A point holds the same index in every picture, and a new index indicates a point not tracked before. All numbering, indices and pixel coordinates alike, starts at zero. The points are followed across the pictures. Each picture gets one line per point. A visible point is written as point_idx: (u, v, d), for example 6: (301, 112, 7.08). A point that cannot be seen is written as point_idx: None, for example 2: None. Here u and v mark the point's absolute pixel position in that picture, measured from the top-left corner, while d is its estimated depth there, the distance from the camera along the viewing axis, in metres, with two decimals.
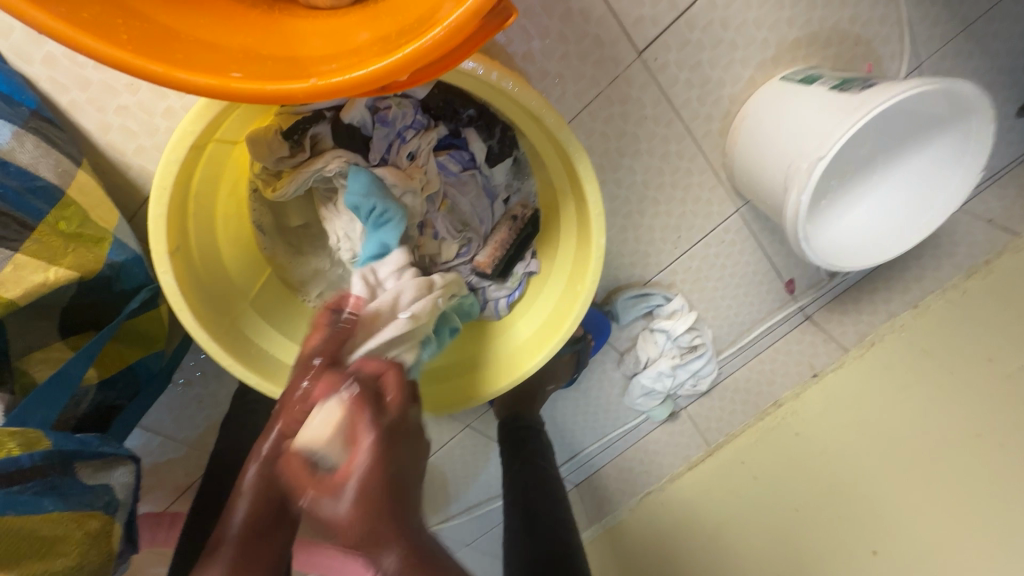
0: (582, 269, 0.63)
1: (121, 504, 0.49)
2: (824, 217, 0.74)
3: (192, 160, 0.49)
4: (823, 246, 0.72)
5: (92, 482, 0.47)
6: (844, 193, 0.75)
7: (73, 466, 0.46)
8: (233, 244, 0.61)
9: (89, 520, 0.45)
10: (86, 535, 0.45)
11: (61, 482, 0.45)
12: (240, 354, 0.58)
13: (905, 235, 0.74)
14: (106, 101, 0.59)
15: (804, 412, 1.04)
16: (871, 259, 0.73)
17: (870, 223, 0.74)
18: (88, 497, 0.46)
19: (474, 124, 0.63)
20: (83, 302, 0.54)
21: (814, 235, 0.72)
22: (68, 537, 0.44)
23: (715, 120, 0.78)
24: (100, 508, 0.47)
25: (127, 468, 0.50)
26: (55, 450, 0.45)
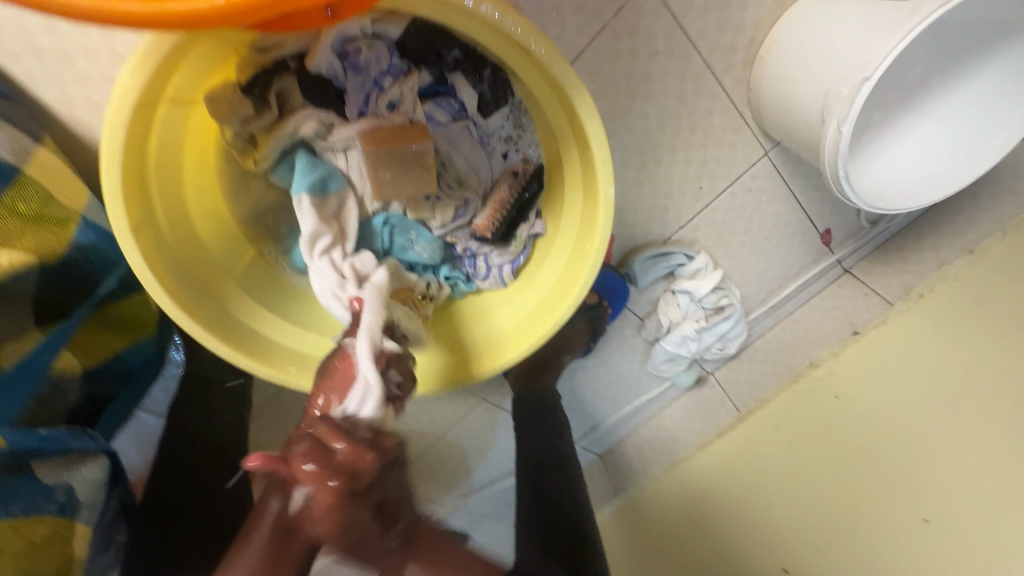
0: (591, 224, 0.56)
1: (85, 503, 0.47)
2: (868, 154, 0.65)
3: (142, 123, 0.44)
4: (866, 187, 0.64)
5: (52, 480, 0.44)
6: (891, 123, 0.65)
7: (29, 465, 0.43)
8: (211, 222, 0.57)
9: (31, 528, 0.42)
10: (29, 544, 0.42)
11: (13, 484, 0.42)
12: (228, 337, 0.54)
13: (967, 165, 0.65)
14: (63, 69, 0.54)
15: (842, 373, 0.96)
16: (928, 197, 0.64)
17: (919, 160, 0.65)
18: (44, 497, 0.43)
19: (460, 68, 0.54)
20: (51, 288, 0.50)
21: (855, 174, 0.63)
22: (5, 549, 0.40)
23: (739, 51, 0.69)
24: (53, 511, 0.44)
25: (97, 464, 0.48)
26: (9, 450, 0.42)
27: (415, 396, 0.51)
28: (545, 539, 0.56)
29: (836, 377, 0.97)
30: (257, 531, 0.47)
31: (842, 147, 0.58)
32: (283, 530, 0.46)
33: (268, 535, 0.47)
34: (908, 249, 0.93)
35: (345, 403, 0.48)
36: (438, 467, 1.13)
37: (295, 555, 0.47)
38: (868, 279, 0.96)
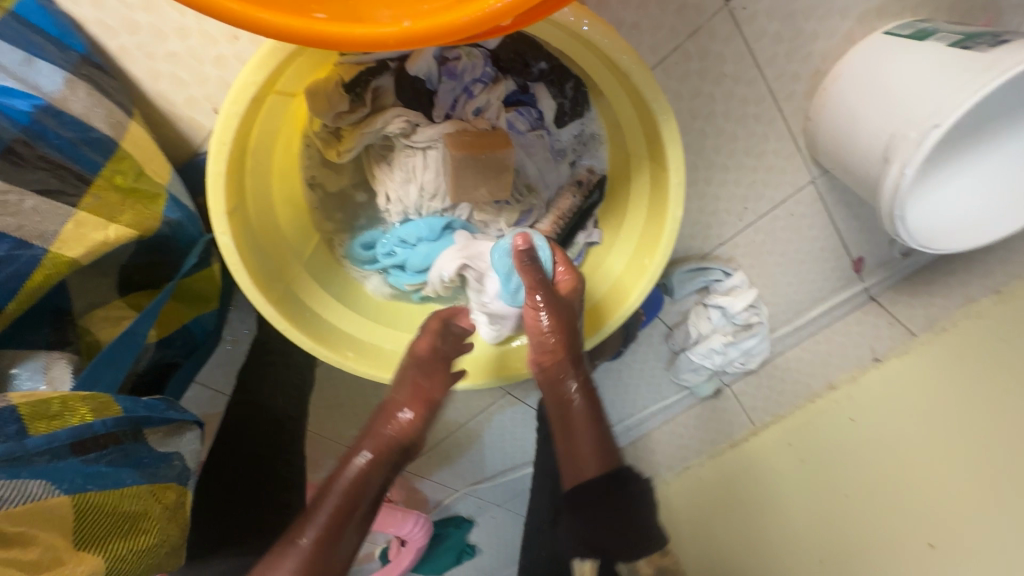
0: (653, 240, 0.58)
1: (191, 472, 0.52)
2: (932, 186, 0.65)
3: (252, 113, 0.45)
4: (922, 223, 0.65)
5: (163, 448, 0.49)
6: (955, 160, 0.65)
7: (141, 432, 0.47)
8: (288, 207, 0.59)
9: (165, 494, 0.47)
10: (162, 509, 0.47)
11: (134, 448, 0.46)
12: (295, 317, 0.57)
13: (1022, 210, 0.66)
14: (156, 46, 0.56)
15: (859, 398, 0.99)
16: (973, 238, 0.66)
17: (977, 200, 0.66)
18: (162, 467, 0.48)
19: (545, 79, 0.56)
20: (139, 261, 0.52)
21: (915, 208, 0.64)
22: (149, 512, 0.45)
23: (802, 80, 0.70)
24: (173, 480, 0.49)
25: (193, 434, 0.52)
26: (125, 417, 0.45)
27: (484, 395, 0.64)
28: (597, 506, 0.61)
29: (852, 400, 1.00)
30: (334, 490, 0.57)
31: (904, 188, 0.59)
32: (360, 492, 0.58)
33: (354, 486, 0.58)
34: (936, 282, 0.95)
35: (427, 390, 0.62)
36: (453, 453, 1.17)
37: (351, 529, 0.56)
38: (892, 308, 0.98)
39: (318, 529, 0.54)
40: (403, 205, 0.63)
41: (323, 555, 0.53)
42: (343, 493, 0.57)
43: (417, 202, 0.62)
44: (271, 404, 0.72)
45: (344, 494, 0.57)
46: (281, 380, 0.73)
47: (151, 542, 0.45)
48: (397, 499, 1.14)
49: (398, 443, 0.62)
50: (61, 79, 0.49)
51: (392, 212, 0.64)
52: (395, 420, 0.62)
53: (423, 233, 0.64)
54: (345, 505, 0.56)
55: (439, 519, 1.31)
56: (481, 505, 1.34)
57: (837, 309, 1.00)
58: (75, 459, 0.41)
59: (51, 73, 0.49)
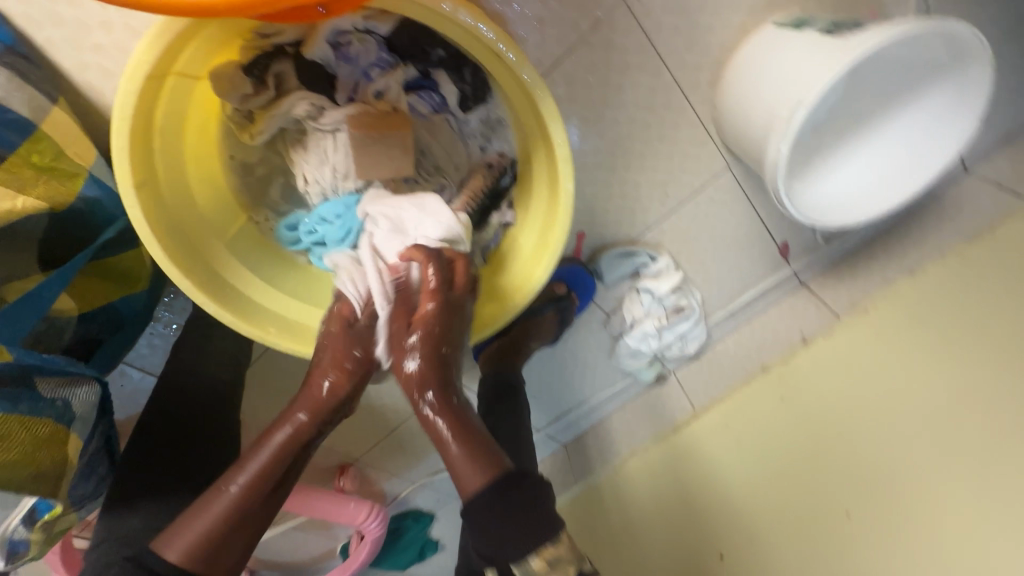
0: (553, 216, 0.63)
1: (78, 417, 0.52)
2: (815, 173, 0.73)
3: (151, 91, 0.49)
4: (811, 201, 0.71)
5: (52, 395, 0.49)
6: (839, 148, 0.74)
7: (33, 380, 0.48)
8: (208, 188, 0.62)
9: (35, 424, 0.48)
10: (32, 438, 0.47)
11: (21, 392, 0.47)
12: (212, 290, 0.60)
13: (902, 184, 0.71)
14: (82, 38, 0.60)
15: (791, 378, 1.02)
16: (860, 214, 0.71)
17: (863, 181, 0.73)
18: (43, 404, 0.49)
19: (444, 66, 0.60)
20: (56, 234, 0.56)
21: (802, 190, 0.71)
22: (13, 436, 0.46)
23: (705, 70, 0.75)
24: (51, 415, 0.49)
25: (91, 387, 0.53)
26: (16, 364, 0.47)
27: (439, 348, 0.56)
28: (506, 513, 0.51)
29: (784, 380, 1.02)
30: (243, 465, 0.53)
31: (782, 163, 0.64)
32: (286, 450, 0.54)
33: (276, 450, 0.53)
34: (858, 266, 0.99)
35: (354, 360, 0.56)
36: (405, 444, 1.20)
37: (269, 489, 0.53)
38: (819, 292, 1.04)
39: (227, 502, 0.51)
40: (320, 186, 0.67)
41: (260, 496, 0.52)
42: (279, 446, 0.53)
43: (331, 183, 0.66)
44: (205, 375, 0.74)
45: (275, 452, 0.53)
46: (216, 354, 0.76)
47: (18, 463, 0.47)
48: (350, 490, 1.17)
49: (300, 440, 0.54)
50: None
51: (312, 193, 0.68)
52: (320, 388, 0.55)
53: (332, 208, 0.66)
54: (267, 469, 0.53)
55: (398, 512, 1.33)
56: (440, 498, 1.37)
57: (768, 296, 1.06)
58: None
59: None
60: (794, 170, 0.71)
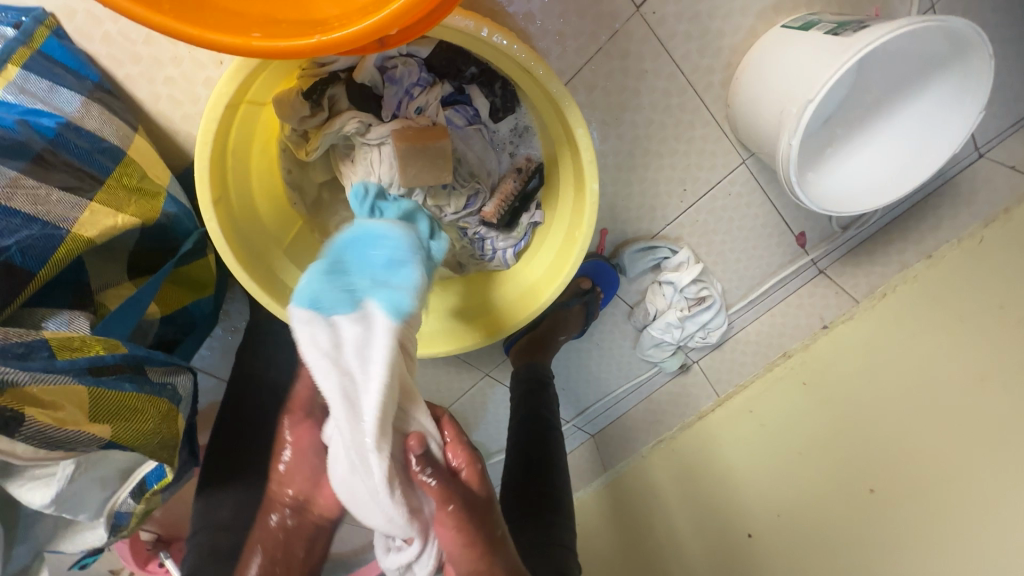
0: (580, 215, 0.68)
1: (182, 400, 0.60)
2: (828, 164, 0.78)
3: (228, 118, 0.56)
4: (821, 191, 0.75)
5: (160, 380, 0.57)
6: (851, 139, 0.78)
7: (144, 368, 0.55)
8: (269, 201, 0.69)
9: (159, 400, 0.55)
10: (157, 411, 0.55)
11: (138, 377, 0.54)
12: (276, 294, 0.67)
13: (914, 173, 0.75)
14: (156, 73, 0.67)
15: (813, 363, 1.05)
16: (864, 204, 0.75)
17: (871, 170, 0.77)
18: (157, 386, 0.56)
19: (476, 81, 0.68)
20: (143, 247, 0.63)
21: (816, 181, 0.76)
22: (146, 409, 0.54)
23: (717, 72, 0.80)
24: (165, 396, 0.56)
25: (187, 376, 0.61)
26: (131, 355, 0.54)
27: (478, 502, 0.61)
28: None
29: (807, 366, 1.06)
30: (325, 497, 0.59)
31: (793, 158, 0.69)
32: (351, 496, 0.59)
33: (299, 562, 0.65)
34: (877, 253, 1.04)
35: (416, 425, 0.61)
36: None
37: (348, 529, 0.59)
38: (838, 279, 1.06)
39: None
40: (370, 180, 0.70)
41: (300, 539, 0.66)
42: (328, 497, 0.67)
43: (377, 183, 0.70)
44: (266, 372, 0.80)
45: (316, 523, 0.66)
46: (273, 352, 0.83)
47: (147, 431, 0.53)
48: None
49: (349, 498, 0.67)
50: (78, 102, 0.61)
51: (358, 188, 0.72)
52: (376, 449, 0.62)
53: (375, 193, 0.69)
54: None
55: None
56: None
57: (789, 283, 1.08)
58: (91, 379, 0.50)
59: (70, 97, 0.60)
60: (806, 163, 0.77)
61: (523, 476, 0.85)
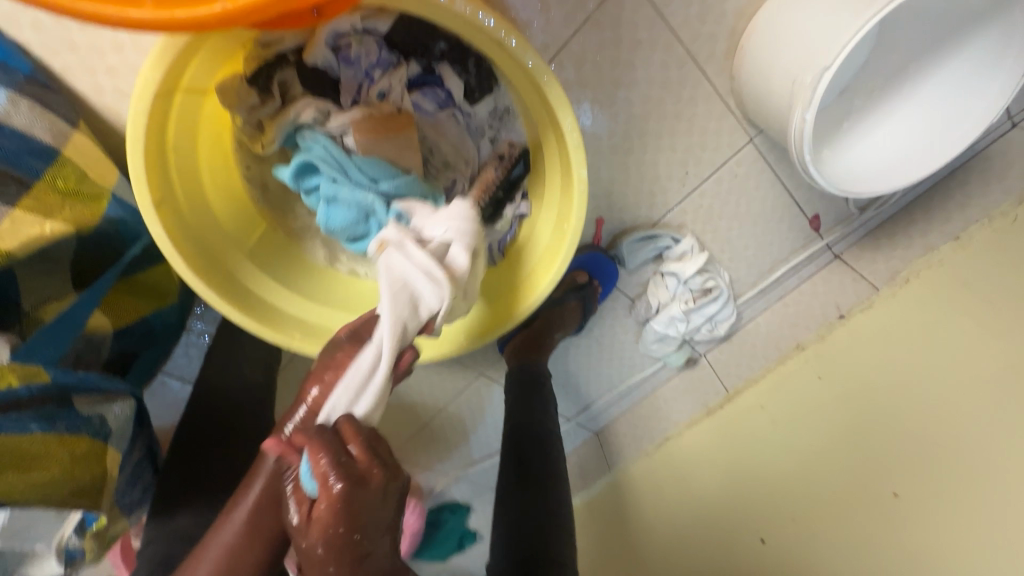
0: (568, 205, 0.61)
1: (115, 433, 0.54)
2: (843, 141, 0.70)
3: (162, 109, 0.50)
4: (838, 169, 0.68)
5: (89, 412, 0.52)
6: (869, 112, 0.70)
7: (71, 398, 0.51)
8: (224, 200, 0.63)
9: (72, 442, 0.49)
10: (71, 455, 0.49)
11: (59, 411, 0.49)
12: (237, 302, 0.61)
13: (950, 141, 0.66)
14: (95, 62, 0.61)
15: (829, 356, 0.98)
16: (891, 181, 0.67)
17: (896, 144, 0.69)
18: (81, 422, 0.51)
19: (446, 59, 0.60)
20: (87, 255, 0.57)
21: (829, 159, 0.68)
22: (53, 455, 0.48)
23: (720, 40, 0.72)
24: (89, 433, 0.51)
25: (125, 403, 0.56)
26: (54, 384, 0.49)
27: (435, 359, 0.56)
28: None
29: (822, 359, 0.99)
30: (247, 492, 0.54)
31: (808, 133, 0.61)
32: (278, 486, 0.53)
33: (260, 495, 0.53)
34: (897, 234, 0.95)
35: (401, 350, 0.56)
36: (437, 439, 1.21)
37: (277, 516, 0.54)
38: (856, 265, 0.98)
39: (241, 522, 0.53)
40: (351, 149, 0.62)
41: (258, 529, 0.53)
42: (258, 496, 0.53)
43: None
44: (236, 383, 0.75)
45: (262, 495, 0.53)
46: (246, 360, 0.78)
47: (59, 480, 0.48)
48: None
49: None
50: (5, 97, 0.55)
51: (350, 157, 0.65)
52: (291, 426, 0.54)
53: (330, 152, 0.60)
54: (264, 506, 0.54)
55: (434, 505, 1.36)
56: (475, 490, 1.40)
57: (802, 270, 1.01)
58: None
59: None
60: (820, 136, 0.69)
61: (515, 476, 0.80)
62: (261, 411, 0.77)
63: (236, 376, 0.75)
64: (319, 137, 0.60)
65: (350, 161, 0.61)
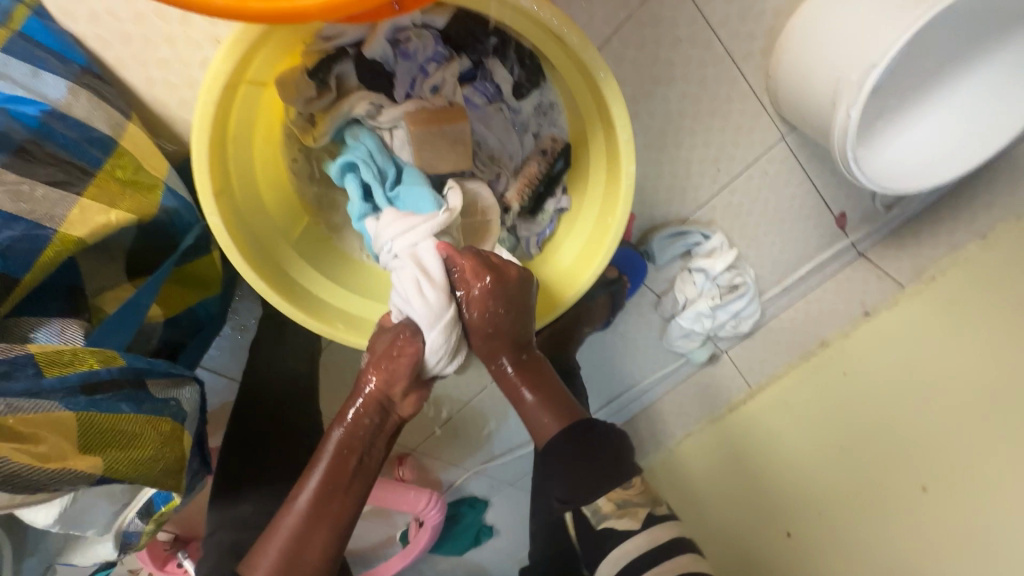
0: (613, 200, 0.62)
1: (188, 416, 0.55)
2: (902, 125, 0.70)
3: (227, 102, 0.51)
4: (894, 166, 0.70)
5: (163, 395, 0.53)
6: (919, 98, 0.69)
7: (145, 381, 0.52)
8: (274, 190, 0.64)
9: (159, 423, 0.51)
10: (157, 437, 0.51)
11: (136, 392, 0.50)
12: (286, 293, 0.62)
13: (1004, 121, 0.70)
14: (147, 54, 0.61)
15: (853, 351, 0.99)
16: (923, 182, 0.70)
17: (949, 128, 0.71)
18: (160, 405, 0.52)
19: (497, 54, 0.60)
20: (143, 245, 0.58)
21: (882, 151, 0.70)
22: (144, 434, 0.50)
23: (758, 39, 0.72)
24: (168, 415, 0.53)
25: (191, 387, 0.57)
26: (129, 367, 0.50)
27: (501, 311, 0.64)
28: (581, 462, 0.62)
29: (846, 355, 1.00)
30: (320, 459, 0.59)
31: (851, 131, 0.63)
32: (347, 454, 0.59)
33: (333, 456, 0.59)
34: (923, 233, 0.95)
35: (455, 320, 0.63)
36: (460, 433, 1.22)
37: (351, 481, 0.59)
38: (881, 262, 0.98)
39: (312, 491, 0.57)
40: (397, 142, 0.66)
41: (324, 497, 0.57)
42: (331, 458, 0.58)
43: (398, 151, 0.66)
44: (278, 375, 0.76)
45: (336, 455, 0.59)
46: (286, 351, 0.79)
47: (148, 462, 0.49)
48: (409, 478, 1.20)
49: (381, 403, 0.62)
50: (66, 88, 0.55)
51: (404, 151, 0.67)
52: (368, 386, 0.61)
53: (373, 148, 0.65)
54: (336, 469, 0.58)
55: (453, 499, 1.37)
56: (494, 484, 1.41)
57: (827, 267, 1.00)
58: (85, 398, 0.47)
59: (57, 83, 0.55)
60: (871, 134, 0.69)
61: None
62: (301, 401, 0.78)
63: (277, 367, 0.76)
64: (368, 135, 0.65)
65: (386, 158, 0.65)
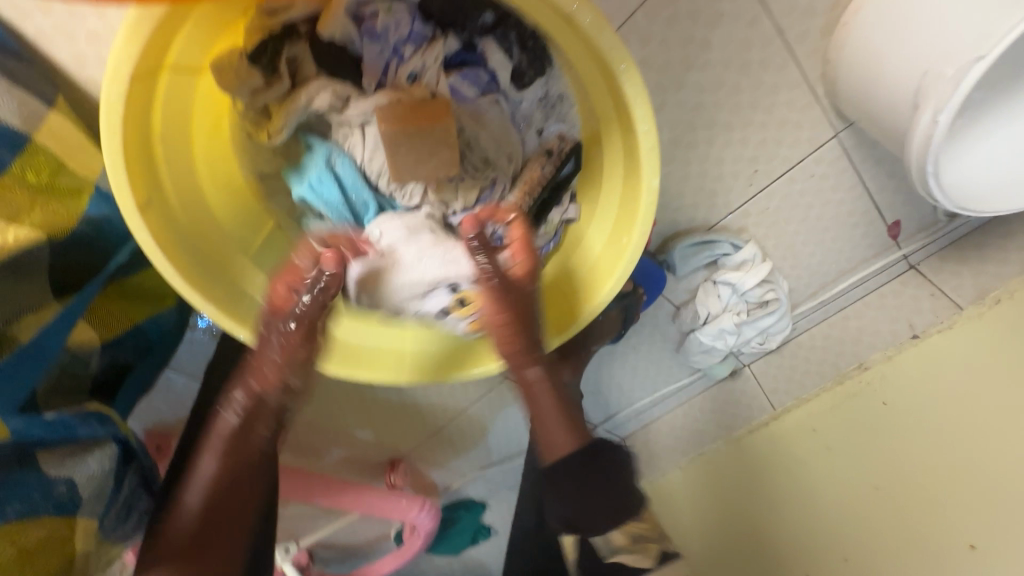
0: (631, 214, 0.50)
1: (89, 496, 0.47)
2: (994, 122, 0.56)
3: (142, 92, 0.42)
4: (979, 178, 0.58)
5: (56, 472, 0.45)
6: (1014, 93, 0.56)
7: (32, 457, 0.44)
8: (225, 193, 0.53)
9: (22, 532, 0.42)
10: (19, 548, 0.42)
11: (15, 476, 0.43)
12: (246, 319, 0.51)
13: None
14: (74, 28, 0.51)
15: (897, 379, 0.87)
16: (1003, 204, 0.59)
17: None
18: (43, 490, 0.44)
19: (490, 34, 0.52)
20: (65, 259, 0.49)
21: (968, 159, 0.57)
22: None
23: (818, 15, 0.59)
24: (50, 509, 0.44)
25: (103, 452, 0.48)
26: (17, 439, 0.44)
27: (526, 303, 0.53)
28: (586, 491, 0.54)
29: (886, 382, 0.88)
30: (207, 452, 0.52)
31: (937, 138, 0.50)
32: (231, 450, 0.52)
33: (221, 456, 0.52)
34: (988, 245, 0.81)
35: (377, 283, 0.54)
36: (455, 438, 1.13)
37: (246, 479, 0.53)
38: (934, 278, 0.85)
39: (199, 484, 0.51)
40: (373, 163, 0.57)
41: (216, 494, 0.52)
42: (223, 451, 0.52)
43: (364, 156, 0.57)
44: None
45: (225, 454, 0.52)
46: None
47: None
48: (402, 485, 1.12)
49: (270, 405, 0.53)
50: None
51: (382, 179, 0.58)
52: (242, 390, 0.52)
53: (351, 182, 0.57)
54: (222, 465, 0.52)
55: (449, 501, 1.30)
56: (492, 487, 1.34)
57: (870, 282, 0.88)
58: None
59: None
60: (957, 141, 0.56)
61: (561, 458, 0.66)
62: None
63: None
64: (349, 166, 0.57)
65: (370, 194, 0.59)
